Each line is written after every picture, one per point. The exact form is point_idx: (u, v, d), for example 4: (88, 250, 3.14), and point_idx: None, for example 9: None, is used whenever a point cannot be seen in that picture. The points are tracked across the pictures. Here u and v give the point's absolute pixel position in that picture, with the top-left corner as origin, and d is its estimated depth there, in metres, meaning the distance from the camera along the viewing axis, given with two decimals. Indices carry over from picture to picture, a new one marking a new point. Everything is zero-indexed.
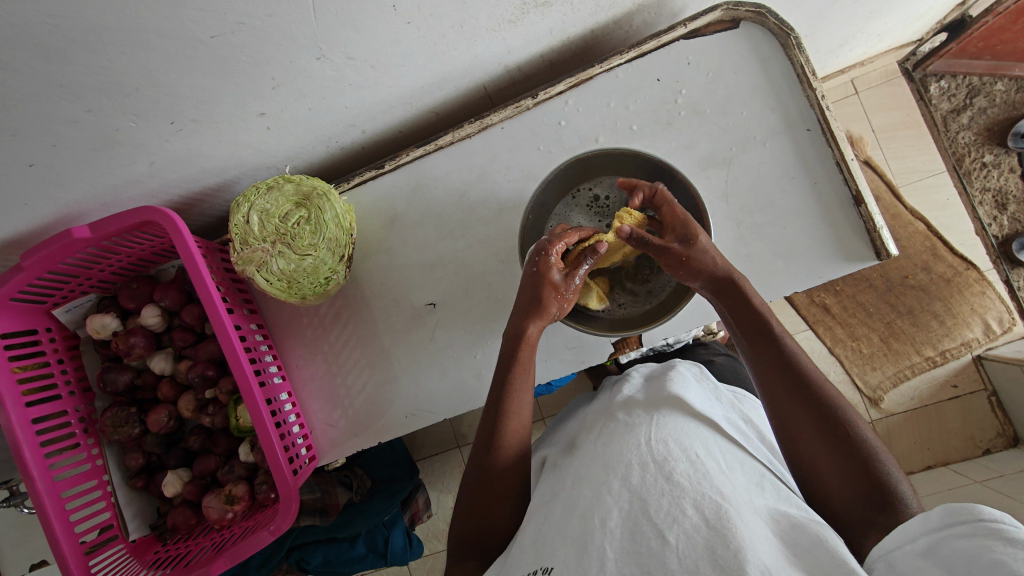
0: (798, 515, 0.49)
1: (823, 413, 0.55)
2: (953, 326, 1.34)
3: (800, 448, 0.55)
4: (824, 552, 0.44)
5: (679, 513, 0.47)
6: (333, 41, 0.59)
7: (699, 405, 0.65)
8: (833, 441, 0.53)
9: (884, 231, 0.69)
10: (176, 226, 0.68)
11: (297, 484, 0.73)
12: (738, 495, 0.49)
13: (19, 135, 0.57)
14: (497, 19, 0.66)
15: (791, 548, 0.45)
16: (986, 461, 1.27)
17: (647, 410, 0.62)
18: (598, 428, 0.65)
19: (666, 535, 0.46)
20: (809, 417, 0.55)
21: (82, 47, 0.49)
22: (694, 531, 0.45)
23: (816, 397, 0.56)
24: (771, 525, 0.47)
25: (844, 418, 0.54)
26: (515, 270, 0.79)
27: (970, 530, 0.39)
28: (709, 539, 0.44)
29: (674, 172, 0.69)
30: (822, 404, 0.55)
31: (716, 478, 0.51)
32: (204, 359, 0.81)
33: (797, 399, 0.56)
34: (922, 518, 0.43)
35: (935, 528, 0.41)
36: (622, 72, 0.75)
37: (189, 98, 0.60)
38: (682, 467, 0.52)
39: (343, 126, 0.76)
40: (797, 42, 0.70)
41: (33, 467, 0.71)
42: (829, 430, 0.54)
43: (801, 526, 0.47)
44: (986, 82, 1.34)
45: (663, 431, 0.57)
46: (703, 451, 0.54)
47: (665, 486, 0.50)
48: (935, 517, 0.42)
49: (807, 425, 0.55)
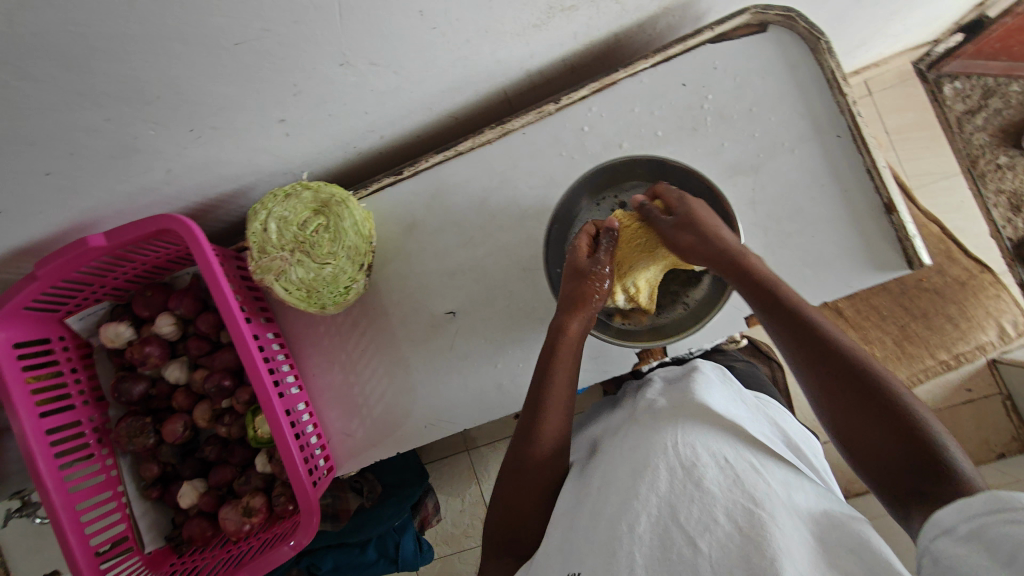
0: (841, 513, 0.48)
1: (853, 372, 0.50)
2: (966, 330, 1.30)
3: (839, 418, 0.51)
4: (872, 556, 0.42)
5: (711, 521, 0.46)
6: (356, 47, 0.58)
7: (724, 408, 0.63)
8: (869, 404, 0.49)
9: (917, 239, 0.67)
10: (195, 235, 0.67)
11: (316, 495, 0.72)
12: (773, 496, 0.48)
13: (37, 145, 0.55)
14: (522, 24, 0.65)
15: (832, 546, 0.44)
16: (1001, 466, 1.26)
17: (673, 416, 0.61)
18: (622, 432, 0.64)
19: (697, 543, 0.45)
20: (837, 381, 0.51)
21: (105, 55, 0.48)
22: (728, 539, 0.45)
23: (844, 359, 0.51)
24: (811, 525, 0.46)
25: (878, 376, 0.50)
26: (537, 278, 0.78)
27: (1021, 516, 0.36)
28: (743, 547, 0.43)
29: (700, 180, 0.68)
30: (849, 364, 0.51)
31: (748, 480, 0.49)
32: (219, 368, 0.80)
33: (821, 365, 0.52)
34: (961, 505, 0.41)
35: (974, 514, 0.39)
36: (647, 78, 0.73)
37: (210, 105, 0.58)
38: (712, 472, 0.50)
39: (362, 131, 0.75)
40: (828, 46, 0.68)
41: (47, 478, 0.70)
42: (859, 391, 0.50)
43: (843, 525, 0.46)
44: (1001, 83, 1.34)
45: (689, 436, 0.55)
46: (732, 454, 0.53)
47: (695, 492, 0.48)
48: (976, 504, 0.39)
49: (839, 390, 0.51)
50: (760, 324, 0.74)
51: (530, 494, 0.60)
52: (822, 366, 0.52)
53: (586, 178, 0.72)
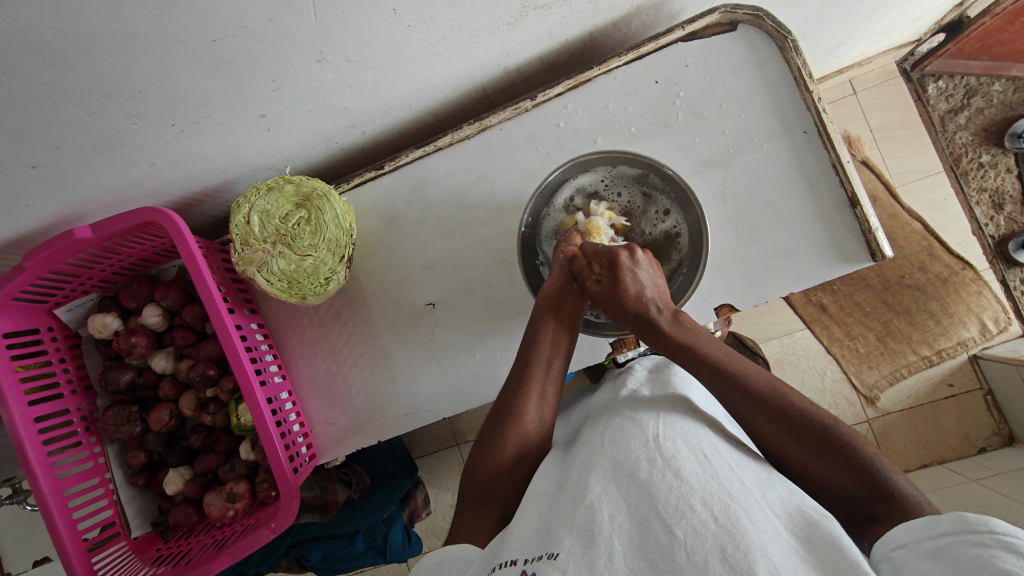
0: (811, 508, 0.49)
1: (784, 417, 0.56)
2: (949, 326, 1.35)
3: (784, 455, 0.56)
4: (836, 548, 0.44)
5: (687, 509, 0.47)
6: (333, 44, 0.60)
7: (703, 405, 0.65)
8: (810, 444, 0.54)
9: (879, 232, 0.70)
10: (178, 227, 0.69)
11: (297, 481, 0.74)
12: (748, 492, 0.49)
13: (22, 138, 0.57)
14: (497, 22, 0.67)
15: (803, 542, 0.45)
16: (980, 460, 1.28)
17: (654, 408, 0.62)
18: (602, 422, 0.65)
19: (674, 530, 0.46)
20: (774, 426, 0.56)
21: (86, 52, 0.50)
22: (703, 527, 0.45)
23: (776, 407, 0.57)
24: (784, 521, 0.47)
25: (805, 414, 0.55)
26: (514, 271, 0.80)
27: (982, 540, 0.40)
28: (719, 537, 0.44)
29: (671, 176, 0.70)
30: (781, 411, 0.56)
31: (724, 477, 0.51)
32: (204, 358, 0.82)
33: (757, 414, 0.57)
34: (929, 522, 0.44)
35: (941, 533, 0.43)
36: (620, 75, 0.75)
37: (190, 100, 0.60)
38: (690, 464, 0.52)
39: (343, 127, 0.77)
40: (794, 44, 0.70)
41: (36, 465, 0.72)
42: (798, 434, 0.55)
43: (816, 522, 0.47)
44: (983, 82, 1.35)
45: (670, 430, 0.57)
46: (710, 450, 0.55)
47: (673, 482, 0.50)
48: (945, 521, 0.43)
49: (779, 433, 0.56)
50: (730, 314, 0.75)
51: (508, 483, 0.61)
52: (758, 416, 0.57)
53: (535, 195, 0.74)
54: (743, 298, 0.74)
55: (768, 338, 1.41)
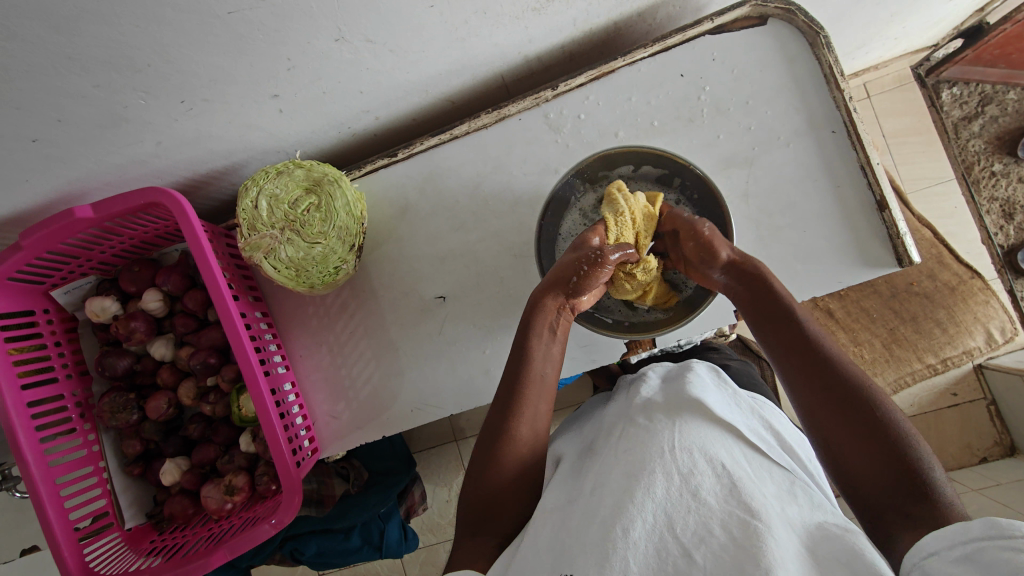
0: (831, 525, 0.48)
1: (855, 393, 0.53)
2: (954, 334, 1.32)
3: (824, 431, 0.54)
4: (860, 562, 0.42)
5: (706, 533, 0.46)
6: (353, 22, 0.57)
7: (721, 411, 0.62)
8: (861, 425, 0.52)
9: (907, 237, 0.68)
10: (183, 208, 0.66)
11: (298, 475, 0.72)
12: (769, 508, 0.47)
13: (23, 109, 0.54)
14: (521, 7, 0.64)
15: (822, 559, 0.44)
16: (983, 470, 1.28)
17: (670, 415, 0.60)
18: (617, 431, 0.63)
19: (693, 554, 0.45)
20: (829, 398, 0.54)
21: (93, 18, 0.47)
22: (722, 551, 0.44)
23: (845, 380, 0.54)
24: (803, 539, 0.46)
25: (874, 398, 0.53)
26: (528, 265, 0.78)
27: (1016, 544, 0.37)
28: (737, 557, 0.43)
29: (698, 176, 0.69)
30: (850, 384, 0.54)
31: (744, 490, 0.49)
32: (205, 346, 0.79)
33: (821, 382, 0.55)
34: (961, 527, 0.41)
35: (972, 538, 0.40)
36: (645, 67, 0.73)
37: (201, 76, 0.58)
38: (708, 482, 0.50)
39: (357, 111, 0.74)
40: (826, 41, 0.68)
41: (28, 452, 0.69)
42: (851, 412, 0.53)
43: (837, 536, 0.46)
44: (998, 90, 1.33)
45: (686, 440, 0.55)
46: (728, 460, 0.53)
47: (691, 502, 0.48)
48: (975, 527, 0.40)
49: (830, 406, 0.54)
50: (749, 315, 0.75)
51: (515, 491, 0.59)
52: (824, 383, 0.55)
53: (547, 207, 0.72)
54: None
55: None
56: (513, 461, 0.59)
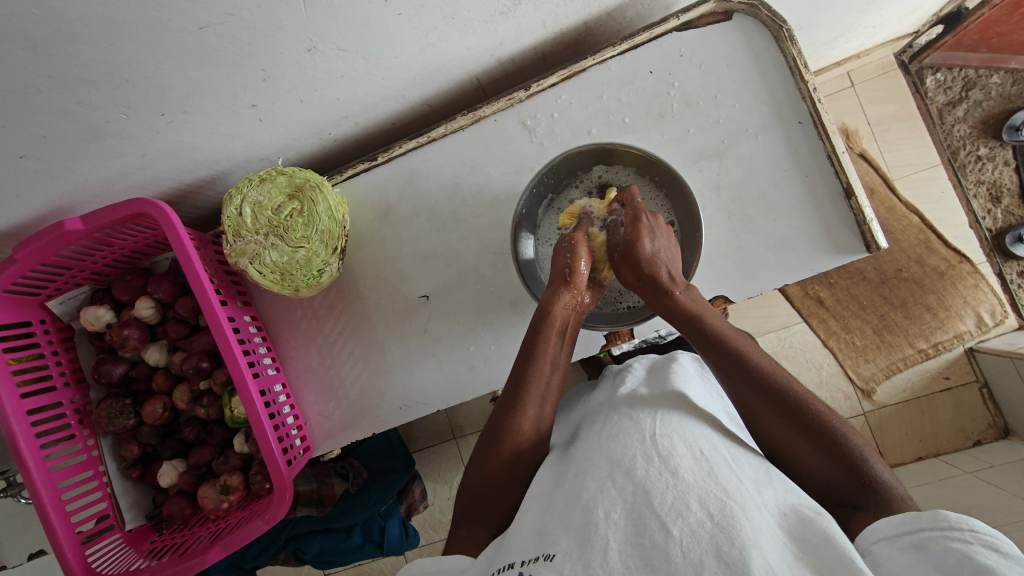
0: (806, 506, 0.48)
1: (780, 397, 0.54)
2: (945, 319, 1.35)
3: (771, 436, 0.55)
4: (833, 547, 0.43)
5: (684, 508, 0.47)
6: (324, 31, 0.59)
7: (701, 401, 0.64)
8: (803, 430, 0.52)
9: (874, 223, 0.69)
10: (169, 218, 0.68)
11: (291, 473, 0.74)
12: (745, 490, 0.48)
13: (9, 127, 0.57)
14: (489, 11, 0.66)
15: (799, 541, 0.45)
16: (976, 453, 1.29)
17: (652, 405, 0.62)
18: (601, 421, 0.65)
19: (670, 528, 0.46)
20: (767, 405, 0.54)
21: (70, 38, 0.49)
22: (699, 526, 0.45)
23: (771, 388, 0.54)
24: (780, 519, 0.47)
25: (799, 398, 0.53)
26: (508, 262, 0.80)
27: (961, 536, 0.41)
28: (715, 535, 0.44)
29: (663, 167, 0.71)
30: (776, 391, 0.54)
31: (721, 473, 0.50)
32: (198, 351, 0.81)
33: (753, 394, 0.55)
34: (905, 518, 0.44)
35: (919, 528, 0.43)
36: (615, 65, 0.75)
37: (180, 89, 0.60)
38: (687, 462, 0.51)
39: (336, 118, 0.76)
40: (790, 34, 0.70)
41: (29, 458, 0.72)
42: (795, 421, 0.53)
43: (811, 520, 0.46)
44: (982, 75, 1.34)
45: (667, 427, 0.56)
46: (708, 446, 0.54)
47: (670, 480, 0.49)
48: (923, 519, 0.43)
49: (770, 413, 0.54)
50: (725, 305, 0.76)
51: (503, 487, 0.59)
52: (753, 395, 0.55)
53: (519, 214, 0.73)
54: (737, 290, 0.75)
55: (765, 331, 1.40)
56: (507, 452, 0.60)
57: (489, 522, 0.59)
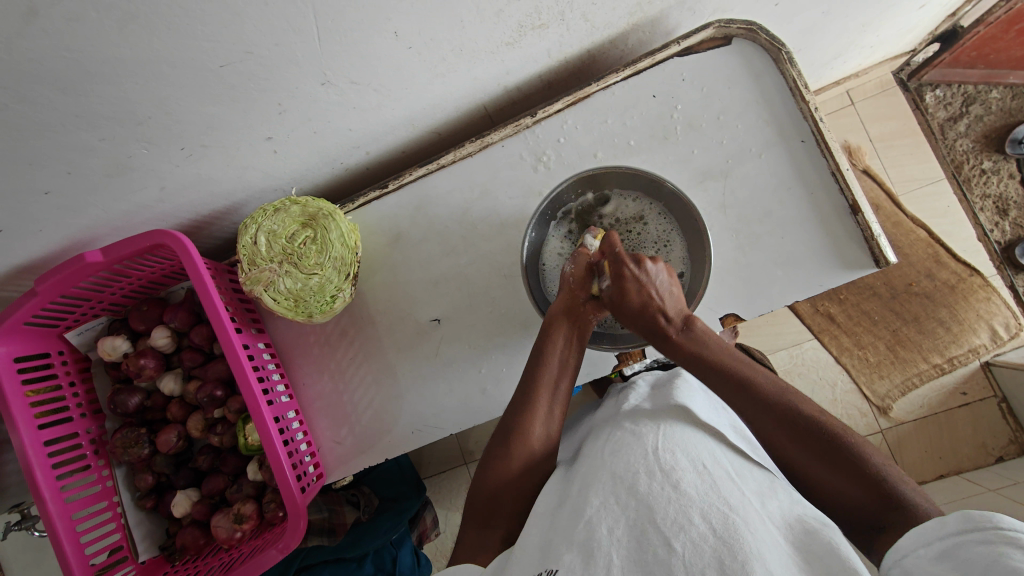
0: (811, 517, 0.47)
1: (790, 421, 0.55)
2: (959, 333, 1.33)
3: (801, 469, 0.55)
4: (836, 559, 0.42)
5: (686, 522, 0.45)
6: (337, 66, 0.61)
7: (707, 416, 0.63)
8: (830, 459, 0.52)
9: (882, 238, 0.70)
10: (187, 249, 0.69)
11: (305, 500, 0.73)
12: (747, 503, 0.48)
13: (36, 164, 0.59)
14: (496, 42, 0.68)
15: (803, 555, 0.43)
16: (999, 469, 1.26)
17: (657, 421, 0.61)
18: (604, 438, 0.64)
19: (673, 543, 0.44)
20: (790, 440, 0.55)
21: (98, 79, 0.51)
22: (701, 540, 0.44)
23: (787, 417, 0.56)
24: (783, 532, 0.46)
25: (819, 427, 0.54)
26: (518, 285, 0.81)
27: (985, 537, 0.39)
28: (717, 549, 0.43)
29: (674, 193, 0.71)
30: (794, 421, 0.55)
31: (724, 487, 0.49)
32: (212, 379, 0.82)
33: (774, 427, 0.56)
34: (936, 523, 0.43)
35: (948, 534, 0.41)
36: (619, 90, 0.76)
37: (198, 124, 0.62)
38: (689, 477, 0.50)
39: (347, 148, 0.78)
40: (789, 56, 0.71)
41: (45, 489, 0.72)
42: (819, 448, 0.53)
43: (815, 532, 0.45)
44: (981, 90, 1.36)
45: (670, 442, 0.55)
46: (710, 461, 0.53)
47: (672, 494, 0.48)
48: (950, 522, 0.41)
49: (792, 445, 0.55)
50: (736, 323, 0.76)
51: (498, 507, 0.59)
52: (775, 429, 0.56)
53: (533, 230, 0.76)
54: (747, 307, 0.75)
55: (776, 348, 1.39)
56: (518, 464, 0.61)
57: (502, 538, 0.58)
